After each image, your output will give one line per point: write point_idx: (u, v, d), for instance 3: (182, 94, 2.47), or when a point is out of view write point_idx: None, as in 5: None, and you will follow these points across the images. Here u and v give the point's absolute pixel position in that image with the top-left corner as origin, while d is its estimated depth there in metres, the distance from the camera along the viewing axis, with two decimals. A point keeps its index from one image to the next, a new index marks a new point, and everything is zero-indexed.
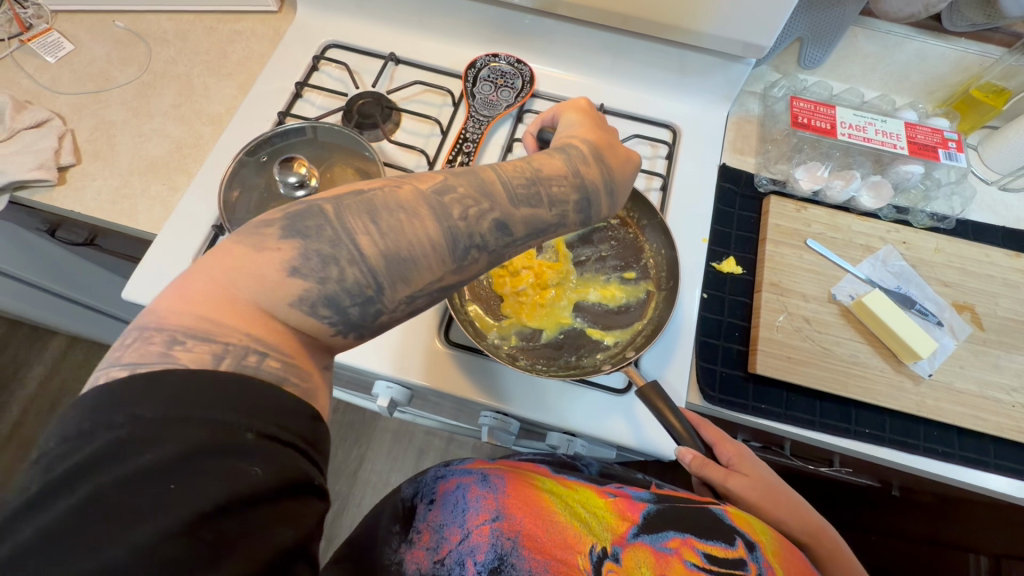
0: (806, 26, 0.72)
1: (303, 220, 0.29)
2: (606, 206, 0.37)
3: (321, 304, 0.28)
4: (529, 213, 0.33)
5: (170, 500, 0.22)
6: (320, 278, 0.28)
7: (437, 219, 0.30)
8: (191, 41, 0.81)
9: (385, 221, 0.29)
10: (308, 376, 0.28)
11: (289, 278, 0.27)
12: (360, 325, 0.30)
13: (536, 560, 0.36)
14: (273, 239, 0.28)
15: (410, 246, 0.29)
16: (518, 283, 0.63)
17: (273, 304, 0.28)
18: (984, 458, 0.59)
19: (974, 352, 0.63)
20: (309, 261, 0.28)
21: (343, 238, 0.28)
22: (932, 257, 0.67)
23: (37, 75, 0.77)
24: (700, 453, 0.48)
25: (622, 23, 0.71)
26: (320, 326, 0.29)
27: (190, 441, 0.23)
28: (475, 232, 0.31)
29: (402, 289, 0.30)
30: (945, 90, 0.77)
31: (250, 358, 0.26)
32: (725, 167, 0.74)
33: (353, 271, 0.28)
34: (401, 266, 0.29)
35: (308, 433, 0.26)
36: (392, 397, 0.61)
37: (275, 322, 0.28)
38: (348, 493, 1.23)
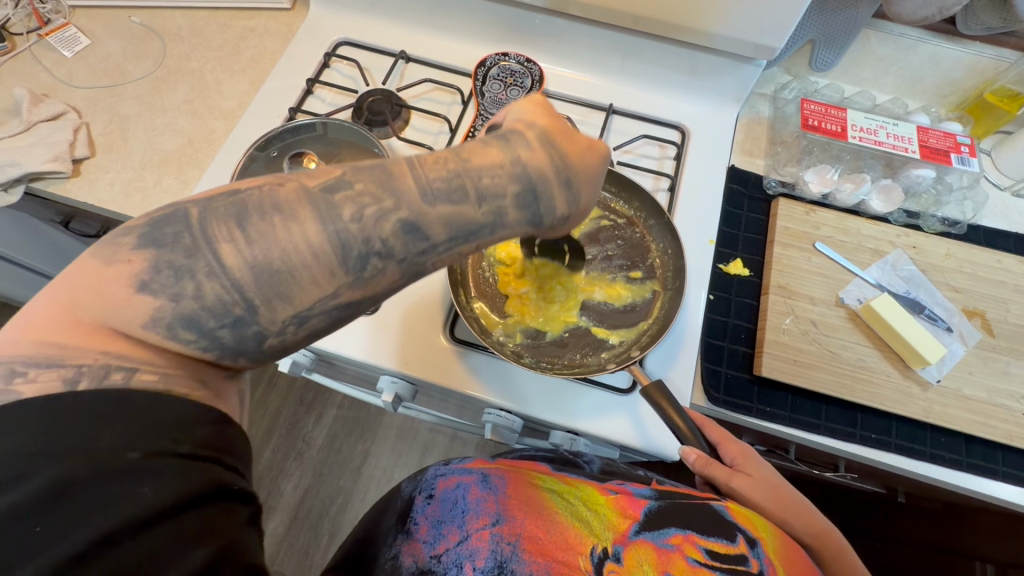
0: (818, 28, 0.72)
1: (162, 227, 0.27)
2: (562, 198, 0.34)
3: (181, 325, 0.27)
4: (448, 211, 0.30)
5: (64, 535, 0.22)
6: (173, 296, 0.27)
7: (320, 222, 0.28)
8: (205, 37, 0.82)
9: (255, 228, 0.27)
10: (192, 386, 0.28)
11: (138, 293, 0.26)
12: (239, 348, 0.28)
13: (537, 561, 0.36)
14: (126, 250, 0.27)
15: (283, 256, 0.27)
16: (521, 284, 0.64)
17: (127, 318, 0.27)
18: (993, 466, 0.59)
19: (983, 359, 0.62)
20: (161, 274, 0.27)
21: (203, 249, 0.27)
22: (942, 262, 0.67)
23: (54, 68, 0.78)
24: (704, 453, 0.48)
25: (633, 23, 0.71)
26: (187, 349, 0.27)
27: (61, 472, 0.22)
28: (373, 237, 0.29)
29: (282, 308, 0.28)
30: (959, 94, 0.76)
31: (114, 376, 0.26)
32: (734, 169, 0.73)
33: (212, 286, 0.27)
34: (273, 279, 0.27)
35: (209, 440, 0.27)
36: (396, 393, 0.61)
37: (131, 338, 0.27)
38: (353, 487, 1.24)
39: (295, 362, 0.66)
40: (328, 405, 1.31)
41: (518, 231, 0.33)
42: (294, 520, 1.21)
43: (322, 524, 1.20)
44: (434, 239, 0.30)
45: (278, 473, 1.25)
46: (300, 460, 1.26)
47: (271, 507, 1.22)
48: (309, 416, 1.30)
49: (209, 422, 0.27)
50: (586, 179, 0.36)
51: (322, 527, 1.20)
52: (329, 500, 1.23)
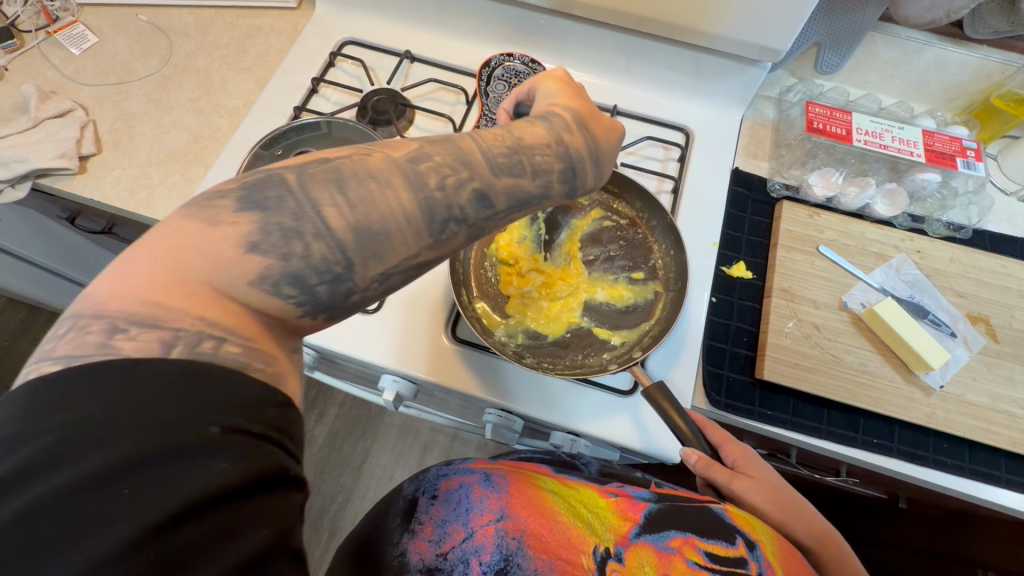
0: (823, 31, 0.72)
1: (263, 190, 0.27)
2: (592, 176, 0.37)
3: (286, 282, 0.27)
4: (510, 183, 0.32)
5: (128, 508, 0.20)
6: (283, 254, 0.27)
7: (412, 189, 0.29)
8: (212, 36, 0.83)
9: (354, 192, 0.28)
10: (275, 360, 0.26)
11: (248, 254, 0.26)
12: (330, 304, 0.29)
13: (541, 558, 0.36)
14: (228, 212, 0.27)
15: (382, 219, 0.28)
16: (524, 285, 0.64)
17: (230, 281, 0.26)
18: (996, 473, 0.58)
19: (987, 365, 0.62)
20: (270, 235, 0.27)
21: (310, 212, 0.27)
22: (947, 267, 0.66)
23: (62, 65, 0.79)
24: (705, 454, 0.48)
25: (638, 25, 0.70)
26: (285, 306, 0.27)
27: (138, 440, 0.21)
28: (454, 204, 0.30)
29: (375, 266, 0.29)
30: (965, 98, 0.76)
31: (205, 344, 0.24)
32: (738, 171, 0.73)
33: (320, 247, 0.27)
34: (370, 239, 0.28)
35: (277, 421, 0.24)
36: (397, 392, 0.62)
37: (234, 303, 0.26)
38: (353, 485, 1.24)
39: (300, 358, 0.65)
40: (329, 403, 1.32)
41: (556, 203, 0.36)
42: None
43: (322, 521, 1.21)
44: (499, 207, 0.32)
45: None
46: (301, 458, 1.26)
47: None
48: (310, 414, 1.31)
49: (277, 404, 0.25)
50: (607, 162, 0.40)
51: (322, 525, 1.20)
52: (330, 498, 1.23)
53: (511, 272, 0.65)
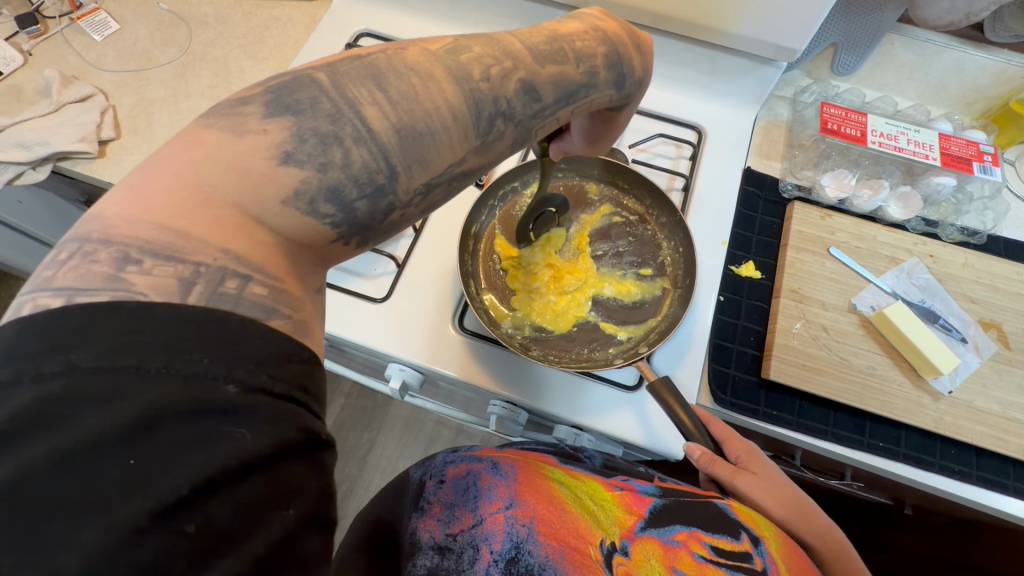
0: (840, 32, 0.71)
1: (292, 93, 0.26)
2: (636, 64, 0.38)
3: (324, 199, 0.26)
4: (555, 71, 0.32)
5: (136, 480, 0.19)
6: (321, 165, 0.25)
7: (456, 81, 0.29)
8: (230, 25, 0.84)
9: (395, 88, 0.27)
10: (301, 306, 0.25)
11: (281, 167, 0.25)
12: (368, 225, 0.28)
13: (551, 545, 0.36)
14: (255, 120, 0.25)
15: (427, 118, 0.28)
16: (535, 281, 0.64)
17: (265, 203, 0.25)
18: (1004, 480, 0.58)
19: (998, 372, 0.61)
20: (306, 142, 0.25)
21: (348, 112, 0.26)
22: (960, 273, 0.66)
23: (84, 51, 0.80)
24: (708, 450, 0.48)
25: (654, 22, 0.70)
26: (322, 227, 0.26)
27: (150, 403, 0.19)
28: (500, 97, 0.30)
29: (419, 176, 0.28)
30: (984, 103, 0.75)
31: (229, 284, 0.23)
32: (750, 171, 0.73)
33: (361, 152, 0.26)
34: (417, 143, 0.27)
35: (304, 380, 0.23)
36: (404, 380, 0.62)
37: (262, 229, 0.25)
38: (358, 475, 1.25)
39: None
40: (335, 394, 1.33)
41: (604, 93, 0.36)
42: None
43: None
44: (545, 100, 0.32)
45: None
46: None
47: None
48: None
49: (303, 360, 0.23)
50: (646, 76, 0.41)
51: None
52: (335, 486, 1.24)
53: (530, 268, 0.65)
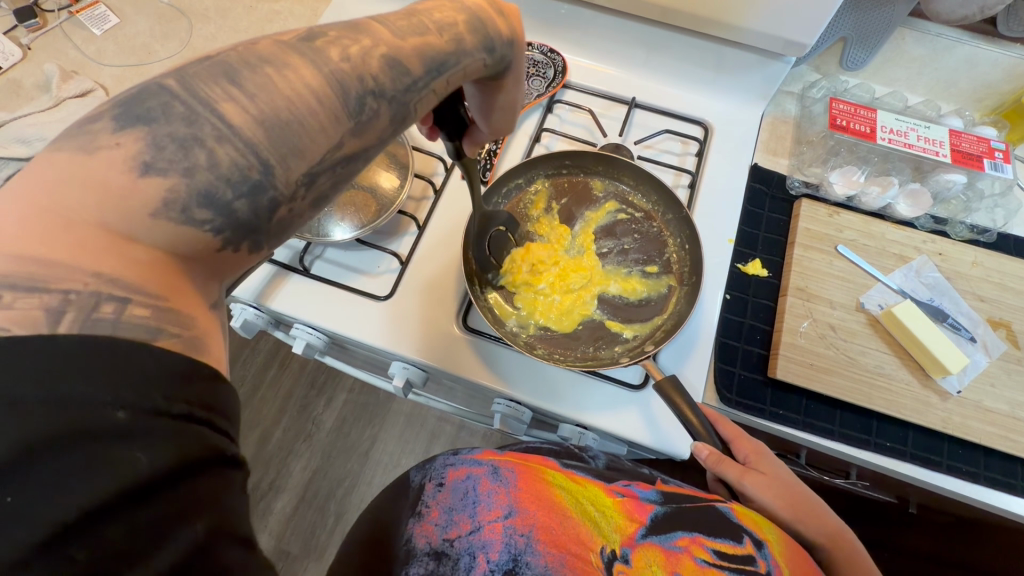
0: (850, 26, 0.70)
1: (145, 101, 0.24)
2: (503, 26, 0.36)
3: (197, 204, 0.24)
4: (419, 43, 0.30)
5: (22, 510, 0.19)
6: (186, 169, 0.24)
7: (314, 65, 0.26)
8: (231, 19, 0.83)
9: (250, 81, 0.25)
10: (192, 322, 0.25)
11: (142, 178, 0.23)
12: (255, 224, 0.26)
13: (551, 554, 0.36)
14: (108, 134, 0.24)
15: (289, 105, 0.25)
16: (540, 283, 0.63)
17: (127, 215, 0.23)
18: (1013, 481, 0.57)
19: (1007, 371, 0.61)
20: (164, 149, 0.24)
21: (203, 112, 0.24)
22: (969, 271, 0.65)
23: (83, 45, 0.79)
24: (717, 450, 0.48)
25: (660, 16, 0.69)
26: (202, 234, 0.25)
27: (27, 433, 0.19)
28: (365, 74, 0.28)
29: (297, 166, 0.26)
30: (995, 98, 0.74)
31: (104, 309, 0.22)
32: (757, 168, 0.72)
33: (226, 150, 0.24)
34: (283, 133, 0.25)
35: (205, 397, 0.23)
36: (408, 379, 0.61)
37: (136, 244, 0.24)
38: (360, 470, 1.26)
39: (308, 343, 0.64)
40: (337, 390, 1.33)
41: (478, 59, 0.34)
42: (301, 500, 1.23)
43: (330, 505, 1.22)
44: (414, 73, 0.30)
45: (287, 454, 1.26)
46: (309, 442, 1.28)
47: (278, 486, 1.24)
48: (319, 399, 1.32)
49: (201, 377, 0.24)
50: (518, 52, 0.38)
51: (330, 508, 1.22)
52: (337, 482, 1.25)
53: (527, 267, 0.63)
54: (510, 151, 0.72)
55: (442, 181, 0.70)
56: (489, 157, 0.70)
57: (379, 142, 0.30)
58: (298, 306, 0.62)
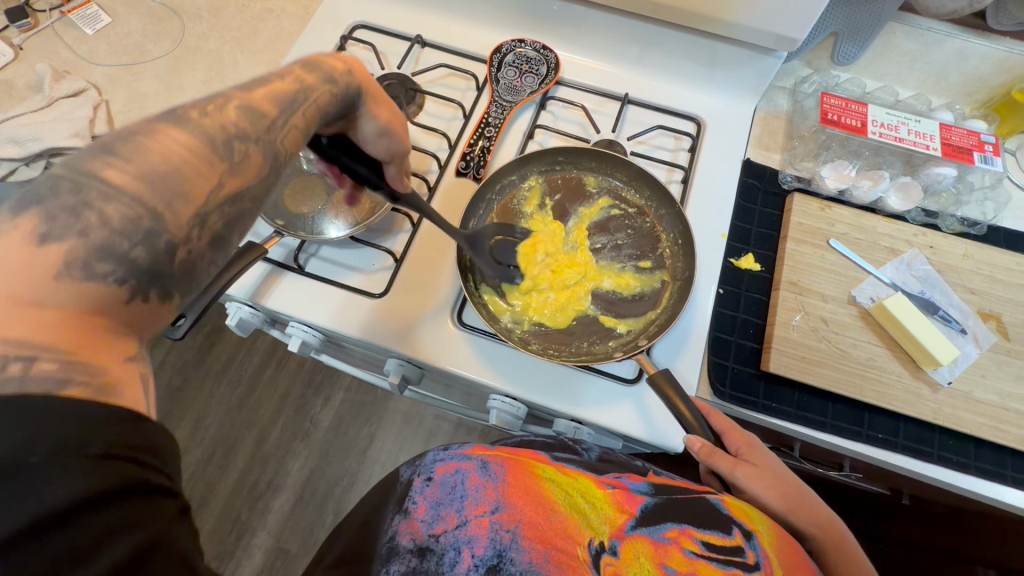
0: (841, 21, 0.70)
1: (42, 187, 0.28)
2: (338, 64, 0.42)
3: (97, 259, 0.28)
4: (268, 92, 0.37)
5: None
6: (81, 231, 0.27)
7: (181, 127, 0.32)
8: (224, 18, 0.83)
9: (126, 150, 0.30)
10: (105, 369, 0.27)
11: (42, 246, 0.27)
12: (157, 269, 0.30)
13: (536, 549, 0.36)
14: (5, 219, 0.27)
15: (164, 160, 0.30)
16: (538, 284, 0.63)
17: (34, 281, 0.26)
18: (1003, 471, 0.58)
19: (997, 362, 0.61)
20: (59, 219, 0.27)
21: (91, 183, 0.28)
22: (960, 264, 0.66)
23: (75, 45, 0.79)
24: (709, 443, 0.48)
25: (653, 12, 0.70)
26: (107, 285, 0.28)
27: None
28: (226, 124, 0.33)
29: (185, 208, 0.31)
30: (986, 91, 0.75)
31: (11, 368, 0.24)
32: (750, 162, 0.72)
33: (115, 208, 0.28)
34: (165, 182, 0.30)
35: (124, 435, 0.26)
36: (403, 374, 0.62)
37: (44, 305, 0.26)
38: (358, 469, 1.26)
39: (305, 341, 0.64)
40: (335, 388, 1.33)
41: (323, 90, 0.40)
42: (300, 498, 1.23)
43: (328, 504, 1.23)
44: (270, 113, 0.36)
45: (285, 452, 1.27)
46: (307, 441, 1.28)
47: (277, 485, 1.24)
48: (317, 398, 1.32)
49: (122, 419, 0.26)
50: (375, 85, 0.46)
51: (328, 507, 1.23)
52: (335, 480, 1.25)
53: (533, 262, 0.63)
54: (503, 148, 0.73)
55: (436, 179, 0.70)
56: (482, 155, 0.70)
57: (259, 179, 0.35)
58: (293, 304, 0.62)
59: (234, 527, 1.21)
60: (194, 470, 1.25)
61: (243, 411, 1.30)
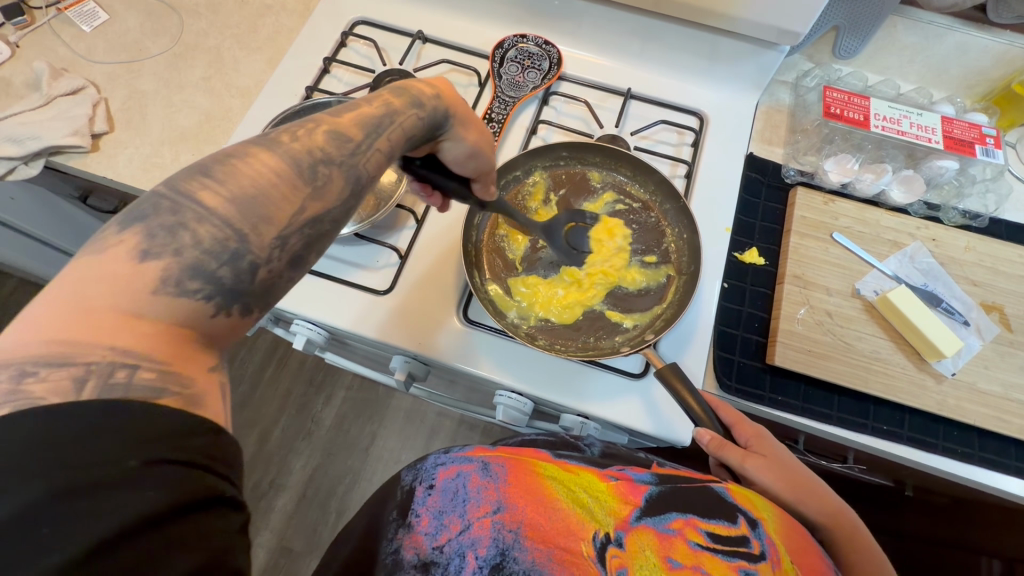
0: (843, 14, 0.70)
1: (142, 206, 0.28)
2: (424, 89, 0.41)
3: (188, 276, 0.27)
4: (355, 115, 0.36)
5: (41, 548, 0.20)
6: (174, 250, 0.27)
7: (273, 151, 0.31)
8: (223, 14, 0.82)
9: (220, 171, 0.29)
10: (192, 383, 0.26)
11: (142, 262, 0.26)
12: (239, 288, 0.29)
13: (538, 549, 0.37)
14: (113, 234, 0.27)
15: (254, 183, 0.30)
16: (553, 288, 0.63)
17: (133, 296, 0.26)
18: (1005, 461, 0.58)
19: (1000, 354, 0.62)
20: (156, 237, 0.27)
21: (185, 202, 0.28)
22: (963, 256, 0.66)
23: (73, 43, 0.78)
24: (717, 434, 0.49)
25: (655, 6, 0.70)
26: (194, 303, 0.27)
27: (56, 482, 0.21)
28: (312, 146, 0.33)
29: (268, 231, 0.30)
30: (986, 84, 0.75)
31: (118, 374, 0.24)
32: (753, 157, 0.73)
33: (207, 229, 0.28)
34: (252, 204, 0.29)
35: (207, 450, 0.25)
36: (408, 371, 0.62)
37: (143, 319, 0.26)
38: (361, 467, 1.26)
39: (309, 339, 0.64)
40: (336, 387, 1.33)
41: (409, 115, 0.39)
42: (303, 498, 1.23)
43: (331, 503, 1.23)
44: (356, 138, 0.35)
45: (287, 451, 1.26)
46: (309, 440, 1.28)
47: (280, 484, 1.24)
48: (318, 397, 1.32)
49: (205, 431, 0.25)
50: (464, 108, 0.45)
51: (330, 506, 1.22)
52: (338, 479, 1.25)
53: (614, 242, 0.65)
54: (506, 144, 0.73)
55: None
56: None
57: (341, 202, 0.34)
58: (299, 303, 0.62)
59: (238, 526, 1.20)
60: None
61: (244, 410, 1.30)
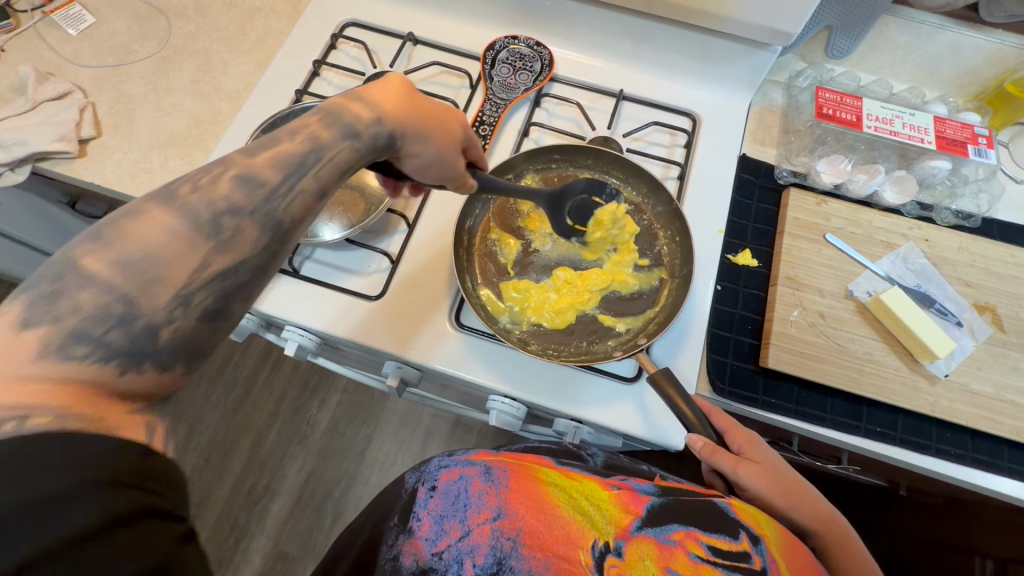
0: (836, 14, 0.70)
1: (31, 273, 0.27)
2: (361, 111, 0.38)
3: (74, 341, 0.25)
4: (272, 154, 0.33)
5: None
6: (58, 318, 0.26)
7: (168, 207, 0.29)
8: (211, 17, 0.81)
9: (110, 232, 0.27)
10: (102, 418, 0.25)
11: (24, 331, 0.25)
12: (138, 346, 0.27)
13: (536, 558, 0.36)
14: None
15: (143, 244, 0.28)
16: (545, 291, 0.63)
17: (15, 364, 0.24)
18: (998, 461, 0.58)
19: (993, 354, 0.62)
20: (41, 305, 0.26)
21: (69, 270, 0.26)
22: (955, 257, 0.66)
23: (59, 46, 0.77)
24: (710, 441, 0.48)
25: (646, 7, 0.69)
26: (89, 364, 0.26)
27: None
28: (215, 198, 0.30)
29: (161, 293, 0.27)
30: (978, 84, 0.75)
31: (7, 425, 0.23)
32: (745, 158, 0.72)
33: (89, 295, 0.26)
34: (140, 267, 0.27)
35: (129, 469, 0.24)
36: (401, 377, 0.62)
37: (31, 381, 0.24)
38: (356, 471, 1.25)
39: (301, 345, 0.63)
40: (331, 389, 1.32)
41: (341, 147, 0.36)
42: (298, 502, 1.22)
43: (327, 506, 1.22)
44: (272, 180, 0.32)
45: (282, 456, 1.26)
46: (304, 444, 1.27)
47: (274, 489, 1.23)
48: (313, 400, 1.31)
49: (125, 452, 0.24)
50: (416, 121, 0.42)
51: (326, 509, 1.22)
52: (333, 483, 1.24)
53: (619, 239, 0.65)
54: (498, 147, 0.72)
55: None
56: None
57: (259, 250, 0.31)
58: (290, 309, 0.62)
59: (232, 532, 1.20)
60: (189, 476, 1.24)
61: (238, 415, 1.29)
